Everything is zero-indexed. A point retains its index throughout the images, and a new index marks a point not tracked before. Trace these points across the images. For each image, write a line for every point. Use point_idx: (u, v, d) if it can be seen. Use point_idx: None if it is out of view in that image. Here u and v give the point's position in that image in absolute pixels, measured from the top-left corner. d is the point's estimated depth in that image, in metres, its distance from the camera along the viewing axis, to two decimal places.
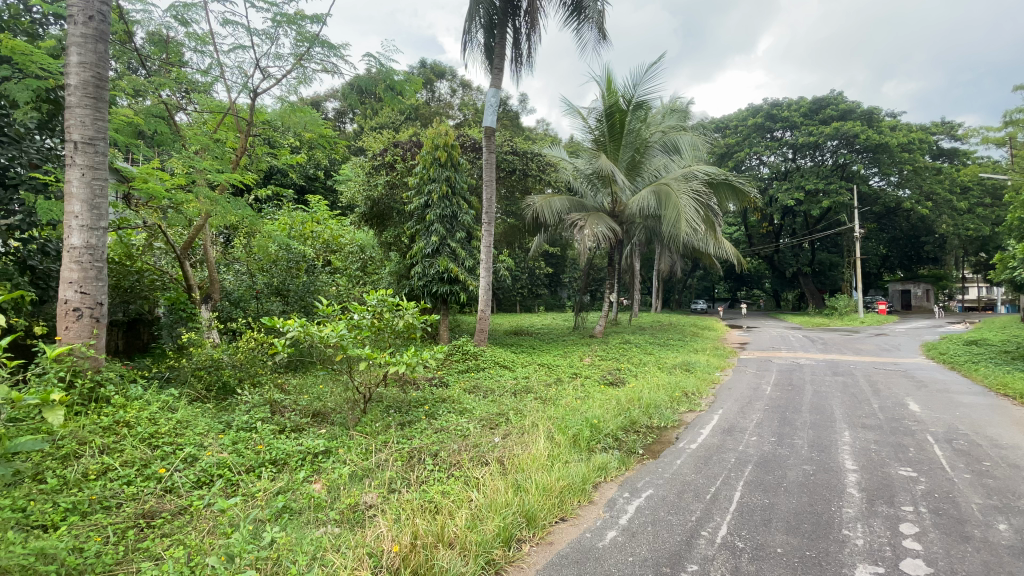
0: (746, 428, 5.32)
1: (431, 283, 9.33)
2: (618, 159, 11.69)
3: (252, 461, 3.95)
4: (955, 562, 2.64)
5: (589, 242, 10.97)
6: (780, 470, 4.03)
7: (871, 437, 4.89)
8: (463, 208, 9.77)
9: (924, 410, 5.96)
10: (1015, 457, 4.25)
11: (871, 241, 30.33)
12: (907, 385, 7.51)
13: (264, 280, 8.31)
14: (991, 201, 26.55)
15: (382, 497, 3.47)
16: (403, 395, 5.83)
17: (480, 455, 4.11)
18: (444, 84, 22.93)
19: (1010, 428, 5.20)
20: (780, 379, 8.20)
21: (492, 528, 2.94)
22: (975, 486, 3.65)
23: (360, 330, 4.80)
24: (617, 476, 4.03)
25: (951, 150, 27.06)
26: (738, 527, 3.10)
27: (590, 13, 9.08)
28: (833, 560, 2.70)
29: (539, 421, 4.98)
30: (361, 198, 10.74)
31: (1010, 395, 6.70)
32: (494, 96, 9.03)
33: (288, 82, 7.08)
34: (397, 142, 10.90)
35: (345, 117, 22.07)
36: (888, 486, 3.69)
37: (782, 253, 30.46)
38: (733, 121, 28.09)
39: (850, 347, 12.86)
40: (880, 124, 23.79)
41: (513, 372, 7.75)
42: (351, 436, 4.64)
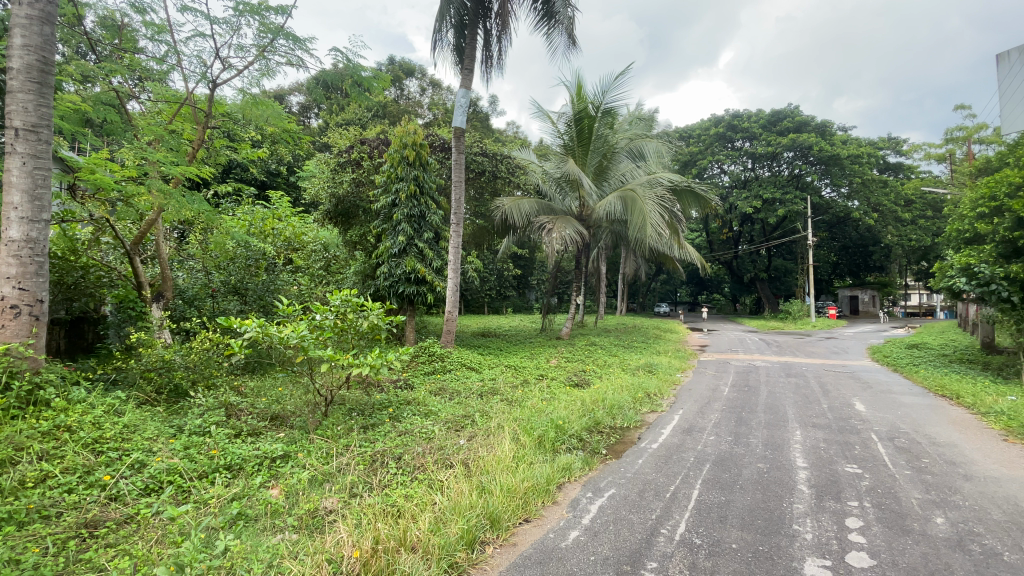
0: (704, 427, 5.49)
1: (397, 284, 9.20)
2: (586, 164, 11.86)
3: (205, 467, 3.80)
4: (896, 555, 2.80)
5: (557, 245, 11.07)
6: (735, 468, 4.18)
7: (821, 436, 5.12)
8: (431, 208, 9.68)
9: (869, 410, 6.30)
10: (951, 455, 4.53)
11: (823, 249, 31.86)
12: (854, 386, 7.93)
13: (221, 278, 8.13)
14: (932, 213, 28.30)
15: (343, 502, 3.40)
16: (366, 398, 5.71)
17: (444, 458, 4.07)
18: (413, 82, 22.70)
19: (947, 426, 5.55)
20: (738, 380, 8.53)
21: (456, 530, 2.92)
22: (915, 482, 3.89)
23: (322, 331, 4.68)
24: (581, 476, 4.08)
25: (897, 164, 28.75)
26: (696, 525, 3.19)
27: (560, 18, 9.16)
28: (785, 554, 2.82)
29: (504, 423, 4.97)
30: (325, 195, 10.47)
31: (947, 395, 7.17)
32: (463, 96, 8.94)
33: (250, 74, 6.87)
34: (364, 139, 10.64)
35: (310, 112, 21.52)
36: (836, 482, 3.87)
37: (740, 259, 31.71)
38: (696, 130, 28.93)
39: (803, 349, 13.51)
40: (832, 138, 25.01)
41: (480, 374, 7.76)
42: (311, 440, 4.51)
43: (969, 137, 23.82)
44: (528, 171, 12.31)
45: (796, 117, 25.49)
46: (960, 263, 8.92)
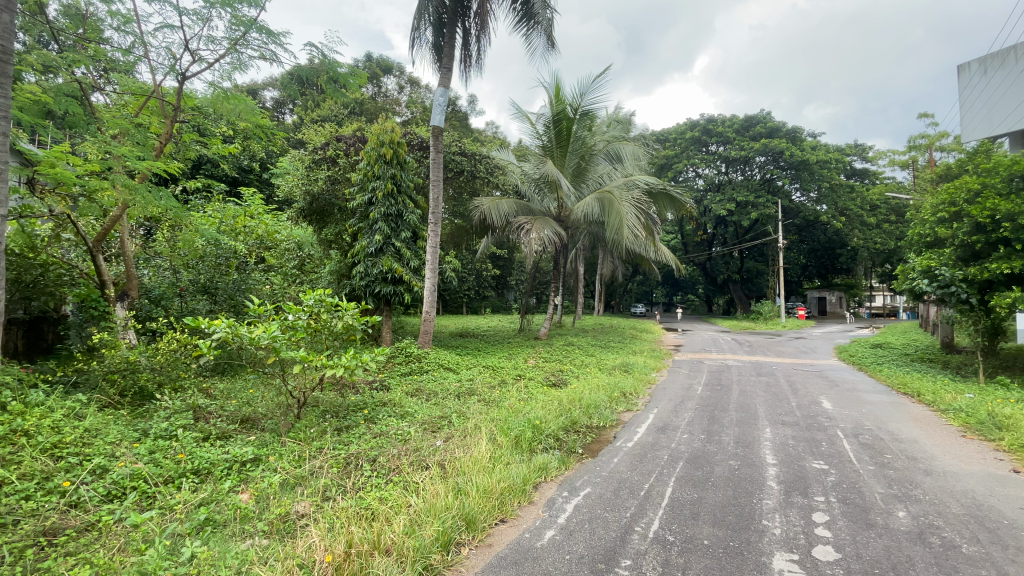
0: (678, 426, 5.59)
1: (374, 283, 9.08)
2: (564, 165, 11.94)
3: (171, 472, 3.67)
4: (860, 548, 2.89)
5: (535, 246, 11.10)
6: (708, 466, 4.25)
7: (789, 433, 5.26)
8: (409, 207, 9.59)
9: (835, 407, 6.50)
10: (912, 451, 4.71)
11: (793, 251, 32.76)
12: (822, 384, 8.18)
13: (190, 277, 7.90)
14: (895, 218, 29.41)
15: (316, 505, 3.34)
16: (341, 399, 5.62)
17: (420, 460, 4.03)
18: (391, 79, 22.49)
19: (908, 423, 5.77)
20: (710, 379, 8.68)
21: (431, 533, 2.89)
22: (878, 477, 4.03)
23: (295, 332, 4.58)
24: (557, 476, 4.10)
25: (863, 170, 29.78)
26: (669, 522, 3.23)
27: (539, 20, 9.19)
28: (754, 549, 2.88)
29: (481, 423, 4.95)
30: (299, 193, 10.27)
31: (909, 393, 7.45)
32: (442, 94, 8.87)
33: (221, 67, 6.69)
34: (340, 136, 10.47)
35: (284, 108, 21.08)
36: (803, 478, 3.99)
37: (714, 261, 32.39)
38: (672, 134, 29.40)
39: (773, 349, 13.87)
40: (802, 143, 25.75)
41: (458, 374, 7.72)
42: (283, 443, 4.41)
43: (931, 145, 24.84)
44: (506, 171, 12.32)
45: (768, 123, 26.17)
46: (921, 266, 9.29)
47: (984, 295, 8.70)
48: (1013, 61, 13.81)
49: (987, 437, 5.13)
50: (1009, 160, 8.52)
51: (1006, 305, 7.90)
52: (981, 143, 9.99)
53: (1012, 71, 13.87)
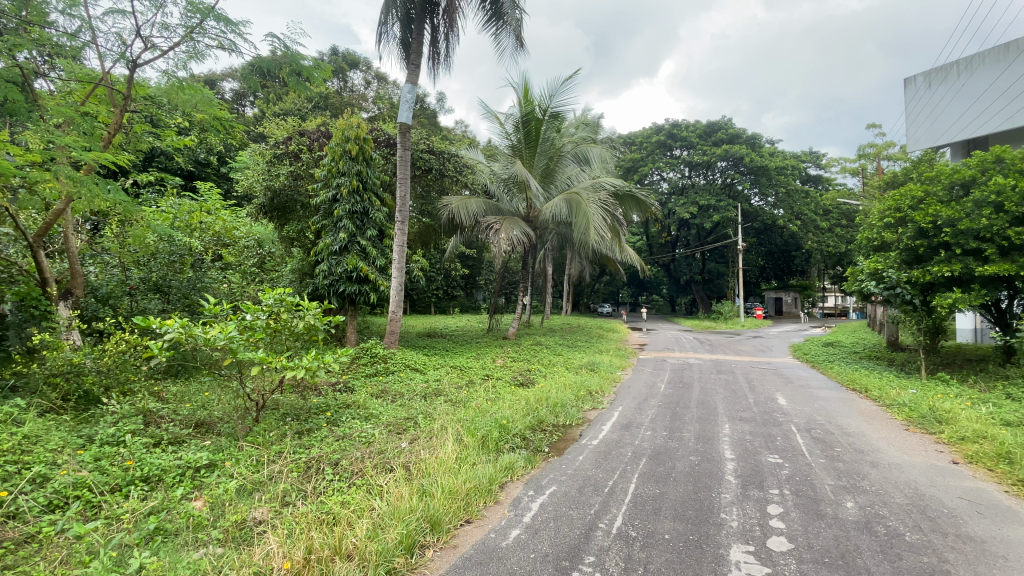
0: (641, 423, 5.71)
1: (338, 283, 8.89)
2: (533, 165, 11.99)
3: (119, 480, 3.49)
4: (811, 538, 3.02)
5: (504, 245, 11.10)
6: (669, 461, 4.36)
7: (746, 428, 5.45)
8: (375, 205, 9.43)
9: (790, 403, 6.78)
10: (860, 444, 4.96)
11: (752, 254, 33.95)
12: (777, 381, 8.51)
13: (140, 275, 7.55)
14: (846, 222, 30.90)
15: (274, 511, 3.24)
16: (302, 402, 5.46)
17: (384, 462, 3.97)
18: (357, 74, 22.10)
19: (857, 418, 6.07)
20: (673, 377, 8.91)
21: (394, 536, 2.85)
22: (828, 469, 4.23)
23: (253, 332, 4.42)
24: (523, 475, 4.10)
25: (817, 176, 31.16)
26: (632, 517, 3.30)
27: (508, 20, 9.20)
28: (712, 542, 2.97)
29: (448, 424, 4.91)
30: (260, 188, 9.93)
31: (858, 389, 7.85)
32: (409, 91, 8.76)
33: (176, 56, 6.40)
34: (303, 131, 10.21)
35: (245, 100, 20.39)
36: (759, 471, 4.14)
37: (678, 262, 33.21)
38: (638, 137, 29.99)
39: (732, 348, 14.33)
40: (761, 150, 26.77)
41: (425, 375, 7.62)
42: (241, 448, 4.25)
43: (879, 153, 26.24)
44: (475, 171, 12.28)
45: (729, 129, 27.06)
46: (870, 268, 9.80)
47: (926, 296, 9.26)
48: (957, 77, 14.83)
49: (928, 429, 5.47)
50: (949, 170, 9.10)
51: (946, 305, 8.44)
52: (923, 154, 10.64)
53: (955, 86, 14.89)
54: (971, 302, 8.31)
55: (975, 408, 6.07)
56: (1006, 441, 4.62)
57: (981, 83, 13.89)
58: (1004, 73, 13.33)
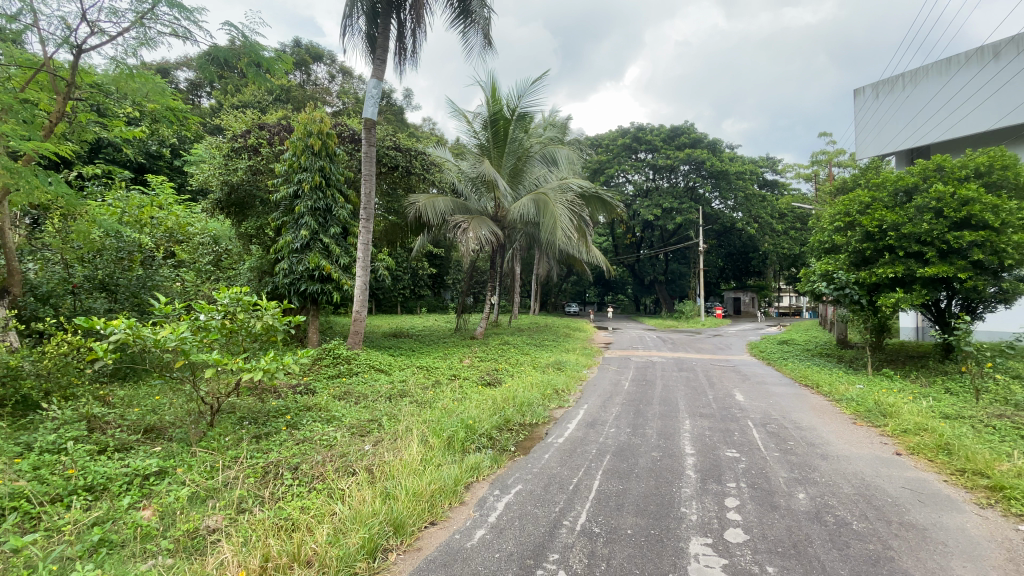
0: (606, 420, 5.79)
1: (299, 281, 8.64)
2: (501, 165, 11.99)
3: (59, 489, 3.28)
4: (765, 529, 3.14)
5: (472, 244, 11.03)
6: (633, 458, 4.45)
7: (706, 424, 5.62)
8: (339, 202, 9.22)
9: (747, 399, 7.03)
10: (812, 437, 5.20)
11: (712, 255, 35.02)
12: (736, 378, 8.80)
13: (85, 272, 7.07)
14: (800, 226, 32.30)
15: (230, 519, 3.12)
16: (260, 405, 5.28)
17: (347, 465, 3.89)
18: (321, 68, 21.59)
19: (809, 412, 6.35)
20: (637, 375, 9.08)
21: (356, 541, 2.79)
22: (782, 462, 4.41)
23: (207, 333, 4.24)
24: (489, 475, 4.09)
25: (773, 181, 32.43)
26: (595, 514, 3.34)
27: (476, 18, 9.16)
28: (673, 535, 3.04)
29: (413, 425, 4.86)
30: (216, 182, 9.54)
31: (810, 385, 8.23)
32: (375, 86, 8.60)
33: (126, 42, 6.08)
34: (263, 124, 9.87)
35: (201, 90, 19.58)
36: (717, 466, 4.27)
37: (642, 263, 33.92)
38: (605, 140, 30.44)
39: (693, 346, 14.74)
40: (721, 155, 27.68)
41: (390, 376, 7.48)
42: (194, 454, 4.08)
43: (831, 160, 27.54)
44: (443, 169, 12.17)
45: (691, 134, 27.84)
46: (821, 269, 10.27)
47: (872, 296, 9.78)
48: (902, 88, 15.73)
49: (874, 423, 5.78)
50: (893, 177, 9.65)
51: (890, 305, 8.95)
52: (870, 161, 11.23)
53: (900, 97, 15.80)
54: (912, 301, 8.84)
55: (915, 402, 6.46)
56: (944, 433, 4.93)
57: (925, 95, 14.78)
58: (945, 85, 14.26)
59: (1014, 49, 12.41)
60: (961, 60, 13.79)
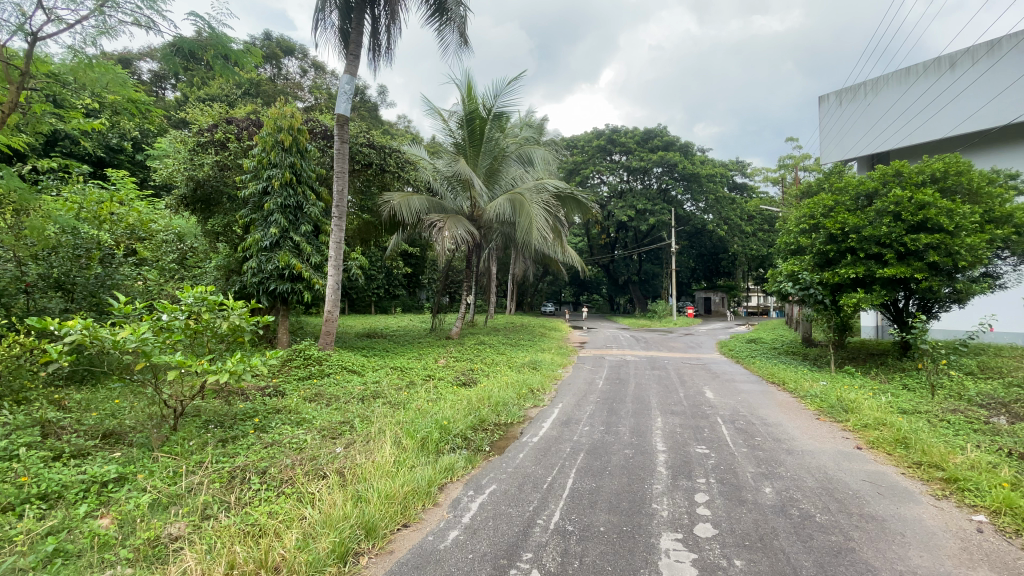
0: (580, 419, 5.84)
1: (268, 281, 8.43)
2: (477, 164, 11.96)
3: (8, 498, 3.09)
4: (733, 523, 3.22)
5: (448, 243, 10.95)
6: (606, 455, 4.50)
7: (677, 421, 5.72)
8: (310, 199, 9.03)
9: (716, 397, 7.20)
10: (777, 433, 5.36)
11: (684, 256, 35.73)
12: (706, 376, 9.00)
13: (38, 271, 6.67)
14: (768, 228, 33.27)
15: (194, 526, 3.02)
16: (226, 408, 5.13)
17: (317, 468, 3.81)
18: (293, 62, 21.11)
19: (775, 409, 6.55)
20: (611, 374, 9.19)
21: (326, 545, 2.74)
22: (749, 457, 4.53)
23: (170, 334, 4.09)
24: (463, 475, 4.08)
25: (742, 184, 33.33)
26: (569, 512, 3.36)
27: (452, 16, 9.11)
28: (645, 532, 3.09)
29: (386, 427, 4.80)
30: (181, 178, 9.23)
31: (776, 382, 8.47)
32: (348, 82, 8.45)
33: (85, 31, 5.82)
34: (231, 118, 9.58)
35: (165, 82, 18.89)
36: (687, 462, 4.36)
37: (616, 263, 34.35)
38: (580, 141, 30.69)
39: (665, 345, 14.99)
40: (693, 158, 28.28)
41: (363, 377, 7.37)
42: (155, 459, 3.92)
43: (797, 165, 28.44)
44: (418, 167, 12.05)
45: (664, 137, 28.33)
46: (787, 270, 10.59)
47: (835, 296, 10.13)
48: (863, 96, 16.38)
49: (836, 418, 6.00)
50: (855, 182, 10.04)
51: (852, 304, 9.30)
52: (833, 166, 11.64)
53: (861, 104, 16.45)
54: (872, 301, 9.20)
55: (874, 398, 6.74)
56: (901, 427, 5.15)
57: (885, 102, 15.37)
58: (904, 93, 14.92)
59: (969, 59, 13.20)
60: (918, 69, 14.51)
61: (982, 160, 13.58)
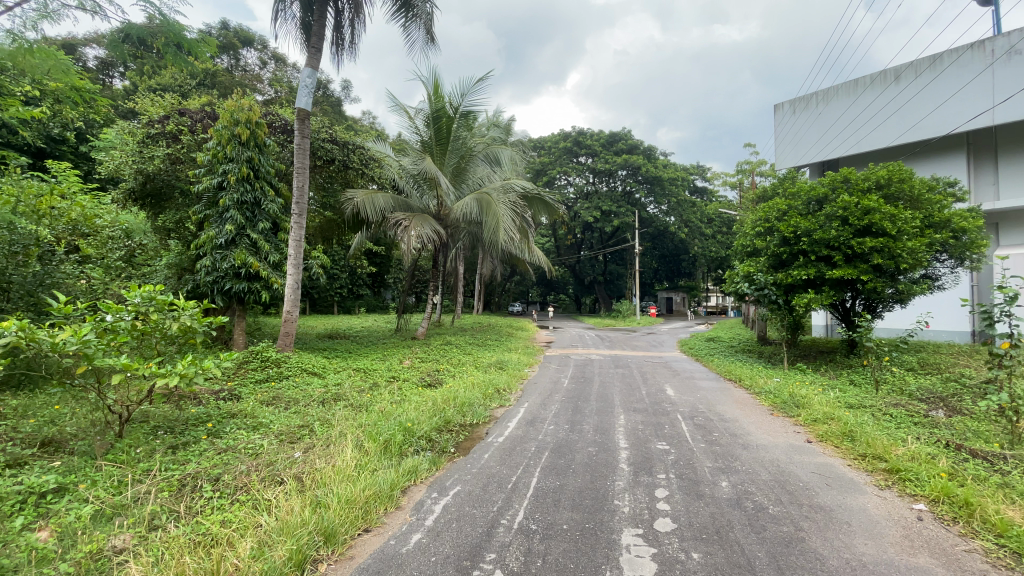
0: (545, 418, 5.89)
1: (223, 280, 8.11)
2: (444, 163, 11.88)
3: None
4: (691, 517, 3.31)
5: (414, 243, 10.80)
6: (570, 453, 4.55)
7: (639, 419, 5.86)
8: (269, 195, 8.75)
9: (677, 394, 7.40)
10: (734, 428, 5.55)
11: (647, 257, 36.55)
12: (667, 374, 9.23)
13: None
14: (726, 231, 34.46)
15: (140, 537, 2.87)
16: (177, 413, 4.91)
17: (274, 474, 3.69)
18: (252, 53, 20.43)
19: (732, 405, 6.79)
20: (576, 373, 9.31)
21: (282, 553, 2.66)
22: (707, 453, 4.67)
23: (115, 336, 3.86)
24: (427, 478, 4.04)
25: (703, 188, 34.38)
26: (532, 511, 3.38)
27: (418, 13, 9.00)
28: (607, 528, 3.14)
29: (347, 430, 4.69)
30: (129, 171, 8.77)
31: (733, 379, 8.78)
32: (309, 75, 8.22)
33: (22, 13, 5.44)
34: (184, 110, 9.16)
35: (113, 71, 17.92)
36: (648, 458, 4.46)
37: (582, 264, 34.79)
38: (547, 142, 30.95)
39: (629, 344, 15.30)
40: (656, 161, 28.97)
41: (323, 379, 7.18)
42: (99, 468, 3.71)
43: (754, 170, 29.57)
44: (383, 164, 11.85)
45: (628, 140, 28.91)
46: (744, 271, 11.01)
47: (788, 296, 10.58)
48: (814, 106, 17.13)
49: (789, 413, 6.25)
50: (807, 188, 10.53)
51: (804, 304, 9.73)
52: (787, 172, 12.17)
53: (812, 114, 17.20)
54: (822, 301, 9.65)
55: (824, 394, 7.08)
56: (848, 421, 5.43)
57: (835, 112, 16.14)
58: (853, 104, 15.66)
59: (912, 73, 13.98)
60: (865, 81, 15.30)
61: (924, 168, 14.45)
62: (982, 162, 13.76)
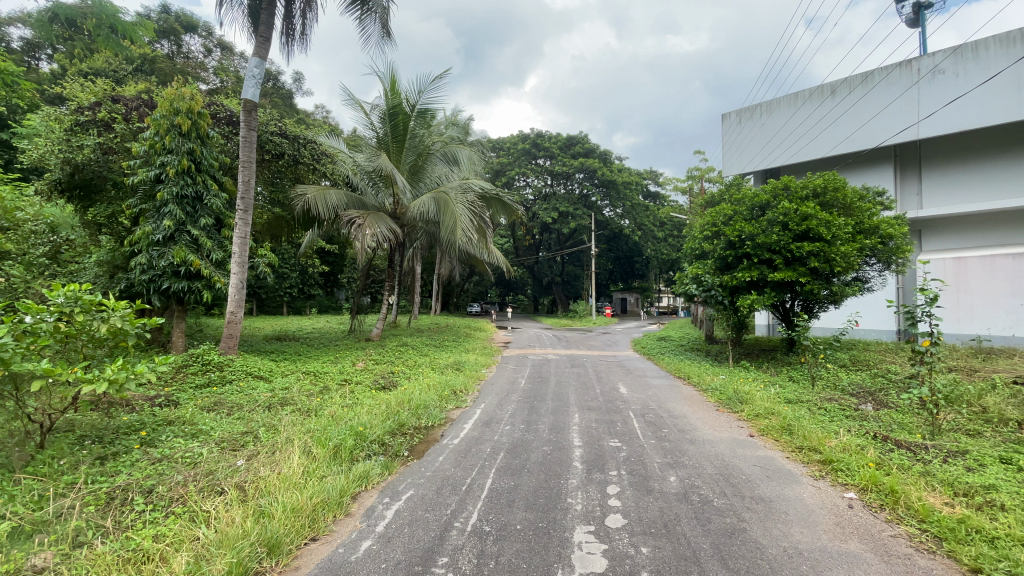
0: (501, 418, 5.90)
1: (160, 279, 7.63)
2: (400, 161, 11.68)
3: None
4: (641, 512, 3.40)
5: (368, 241, 10.55)
6: (524, 453, 4.57)
7: (593, 417, 5.97)
8: (211, 189, 8.31)
9: (629, 392, 7.59)
10: (682, 425, 5.75)
11: (603, 259, 37.33)
12: (620, 373, 9.45)
13: None
14: (677, 234, 35.69)
15: (62, 555, 2.66)
16: (106, 422, 4.57)
17: (213, 484, 3.51)
18: (196, 39, 19.40)
19: (682, 402, 7.02)
20: (532, 373, 9.37)
21: (220, 566, 2.54)
22: (657, 449, 4.82)
23: (35, 339, 3.55)
24: (379, 483, 3.95)
25: (655, 193, 35.48)
26: (486, 512, 3.38)
27: (374, 6, 8.81)
28: (560, 526, 3.17)
29: (294, 436, 4.52)
30: (54, 160, 8.11)
31: (682, 377, 9.10)
32: (257, 66, 7.87)
33: None
34: (117, 96, 8.56)
35: (40, 53, 16.56)
36: (601, 456, 4.55)
37: (540, 264, 35.10)
38: (506, 143, 31.05)
39: (584, 344, 15.56)
40: (611, 165, 29.64)
41: (270, 383, 6.89)
42: (16, 482, 3.39)
43: (703, 177, 30.78)
44: (336, 160, 11.51)
45: (585, 144, 29.45)
46: (693, 273, 11.44)
47: (733, 297, 11.09)
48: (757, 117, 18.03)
49: (733, 409, 6.54)
50: (751, 195, 11.05)
51: (748, 305, 10.21)
52: (733, 178, 12.74)
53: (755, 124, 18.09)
54: (764, 302, 10.15)
55: (765, 390, 7.44)
56: (787, 416, 5.74)
57: (777, 122, 17.05)
58: (794, 115, 16.58)
59: (847, 88, 15.08)
60: (804, 95, 16.29)
61: (856, 178, 15.50)
62: (907, 171, 14.79)
